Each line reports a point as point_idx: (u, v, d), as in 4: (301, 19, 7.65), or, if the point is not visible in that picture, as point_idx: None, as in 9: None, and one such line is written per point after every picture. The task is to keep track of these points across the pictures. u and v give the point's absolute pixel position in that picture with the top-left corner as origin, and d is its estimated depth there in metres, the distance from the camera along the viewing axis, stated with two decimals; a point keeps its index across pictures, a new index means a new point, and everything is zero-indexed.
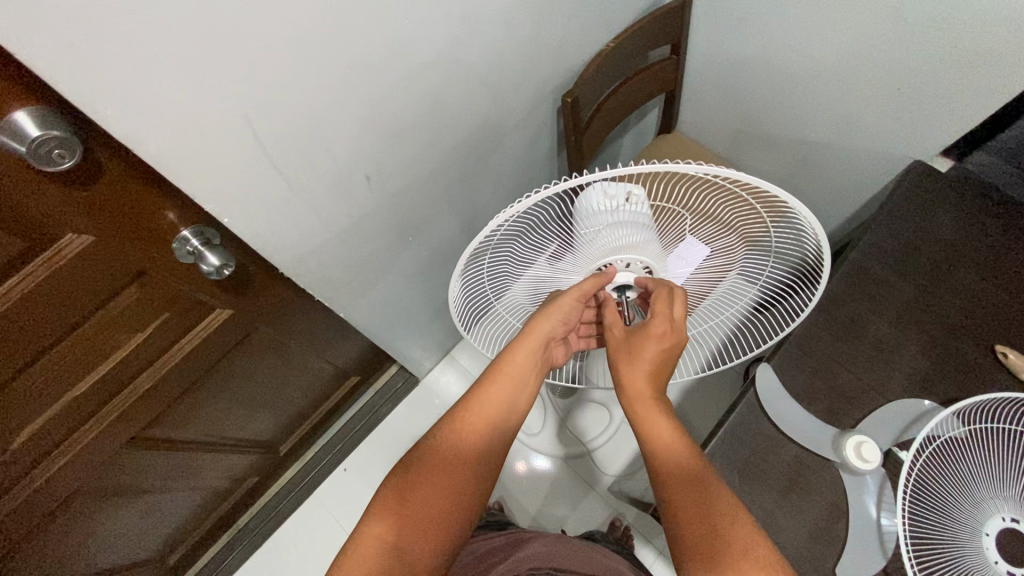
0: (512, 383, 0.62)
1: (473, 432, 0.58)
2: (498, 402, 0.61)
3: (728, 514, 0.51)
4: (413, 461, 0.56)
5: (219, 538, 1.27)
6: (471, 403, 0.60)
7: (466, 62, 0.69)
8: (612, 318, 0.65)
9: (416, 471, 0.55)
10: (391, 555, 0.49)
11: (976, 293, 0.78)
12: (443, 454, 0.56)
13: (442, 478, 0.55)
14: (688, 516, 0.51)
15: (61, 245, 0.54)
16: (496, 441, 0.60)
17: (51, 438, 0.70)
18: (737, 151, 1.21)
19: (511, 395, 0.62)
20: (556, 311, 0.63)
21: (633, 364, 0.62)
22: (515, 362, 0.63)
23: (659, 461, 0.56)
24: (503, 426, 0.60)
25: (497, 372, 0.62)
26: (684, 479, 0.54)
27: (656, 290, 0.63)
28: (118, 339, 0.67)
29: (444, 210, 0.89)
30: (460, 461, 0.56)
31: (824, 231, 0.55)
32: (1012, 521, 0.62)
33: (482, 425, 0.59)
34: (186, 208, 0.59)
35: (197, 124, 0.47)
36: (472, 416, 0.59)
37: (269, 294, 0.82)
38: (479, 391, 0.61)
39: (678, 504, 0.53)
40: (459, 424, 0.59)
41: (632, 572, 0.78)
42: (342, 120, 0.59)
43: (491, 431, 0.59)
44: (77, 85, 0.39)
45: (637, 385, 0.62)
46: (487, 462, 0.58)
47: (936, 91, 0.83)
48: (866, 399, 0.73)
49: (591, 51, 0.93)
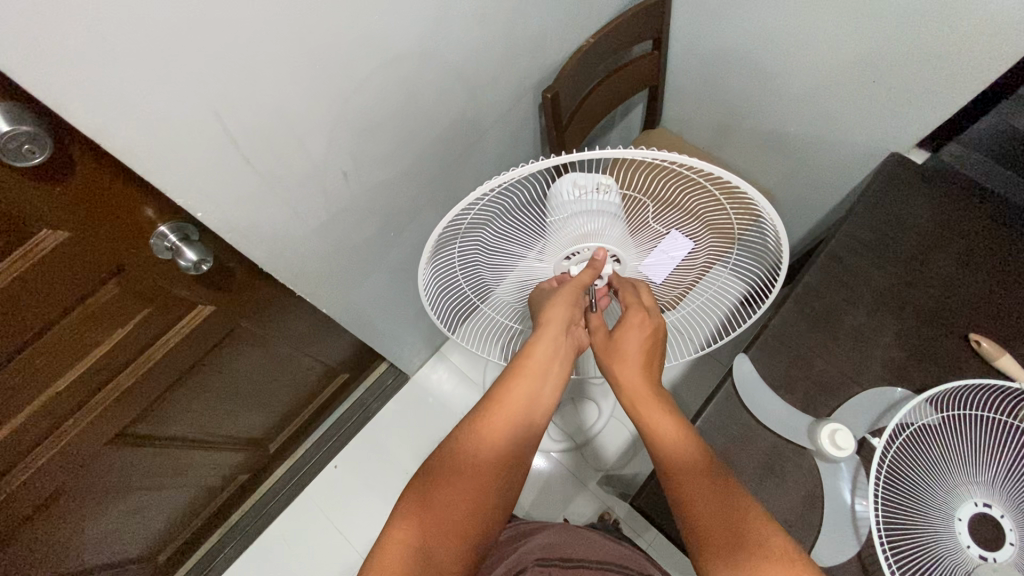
0: (533, 377, 0.61)
1: (497, 432, 0.57)
2: (520, 399, 0.59)
3: (743, 512, 0.53)
4: (437, 464, 0.56)
5: (209, 538, 1.27)
6: (492, 402, 0.59)
7: (442, 56, 0.69)
8: (596, 322, 0.67)
9: (440, 474, 0.55)
10: (414, 557, 0.50)
11: (950, 283, 0.79)
12: (467, 456, 0.56)
13: (468, 480, 0.55)
14: (706, 519, 0.53)
15: (36, 241, 0.54)
16: (521, 437, 0.58)
17: (36, 432, 0.70)
18: (719, 147, 1.21)
19: (534, 390, 0.60)
20: (560, 303, 0.64)
21: (625, 361, 0.63)
22: (535, 357, 0.63)
23: (672, 461, 0.57)
24: (527, 425, 0.59)
25: (517, 370, 0.61)
26: (699, 475, 0.55)
27: (620, 286, 0.68)
28: (98, 334, 0.67)
29: (426, 206, 0.90)
30: (485, 463, 0.56)
31: (781, 223, 0.55)
32: (984, 506, 0.63)
33: (507, 423, 0.58)
34: (164, 203, 0.60)
35: (164, 117, 0.47)
36: (496, 415, 0.58)
37: (251, 290, 0.82)
38: (500, 389, 0.60)
39: (697, 507, 0.54)
40: (483, 424, 0.58)
41: (643, 556, 0.79)
42: (316, 114, 0.60)
43: (514, 429, 0.58)
44: (47, 78, 0.40)
45: (636, 381, 0.63)
46: (512, 459, 0.57)
47: (910, 81, 0.84)
48: (841, 387, 0.74)
49: (572, 47, 0.94)
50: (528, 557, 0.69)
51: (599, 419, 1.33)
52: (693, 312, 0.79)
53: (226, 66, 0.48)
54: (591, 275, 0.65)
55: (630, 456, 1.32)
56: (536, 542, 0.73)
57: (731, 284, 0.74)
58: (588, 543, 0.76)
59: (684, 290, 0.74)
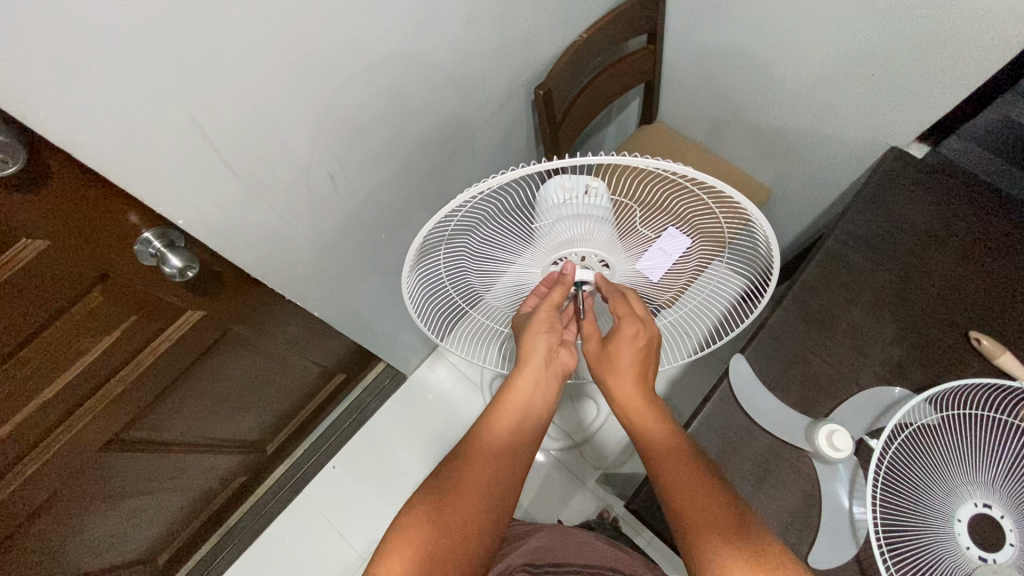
0: (518, 408, 0.62)
1: (483, 464, 0.57)
2: (504, 430, 0.60)
3: (746, 530, 0.51)
4: (429, 494, 0.56)
5: (209, 539, 1.27)
6: (478, 434, 0.60)
7: (429, 55, 0.68)
8: (590, 330, 0.66)
9: (430, 505, 0.54)
10: None
11: (949, 280, 0.78)
12: (455, 488, 0.56)
13: (456, 513, 0.54)
14: (707, 539, 0.51)
15: (16, 250, 0.53)
16: (508, 469, 0.58)
17: (25, 441, 0.70)
18: (716, 142, 1.20)
19: (517, 421, 0.61)
20: (535, 330, 0.65)
21: (616, 373, 0.63)
22: (519, 387, 0.63)
23: (667, 479, 0.56)
24: (511, 454, 0.59)
25: (500, 405, 0.62)
26: (698, 494, 0.54)
27: (611, 294, 0.64)
28: (85, 342, 0.67)
29: (418, 206, 0.88)
30: (472, 492, 0.56)
31: (773, 231, 0.54)
32: (984, 507, 0.62)
33: (492, 454, 0.58)
34: (147, 210, 0.59)
35: (136, 125, 0.46)
36: (480, 447, 0.59)
37: (242, 295, 0.81)
38: (486, 421, 0.61)
39: (695, 528, 0.52)
40: (469, 456, 0.58)
41: (636, 558, 0.79)
42: (298, 117, 0.58)
43: (501, 460, 0.58)
44: (14, 89, 0.38)
45: (627, 393, 0.62)
46: (500, 488, 0.57)
47: (910, 74, 0.83)
48: (839, 387, 0.73)
49: (565, 43, 0.92)
50: (519, 560, 0.69)
51: (599, 417, 1.29)
52: (688, 313, 0.78)
53: (202, 72, 0.47)
54: (561, 292, 0.64)
55: (629, 454, 1.30)
56: (529, 545, 0.73)
57: (731, 284, 0.72)
58: (582, 547, 0.76)
59: (678, 291, 0.72)
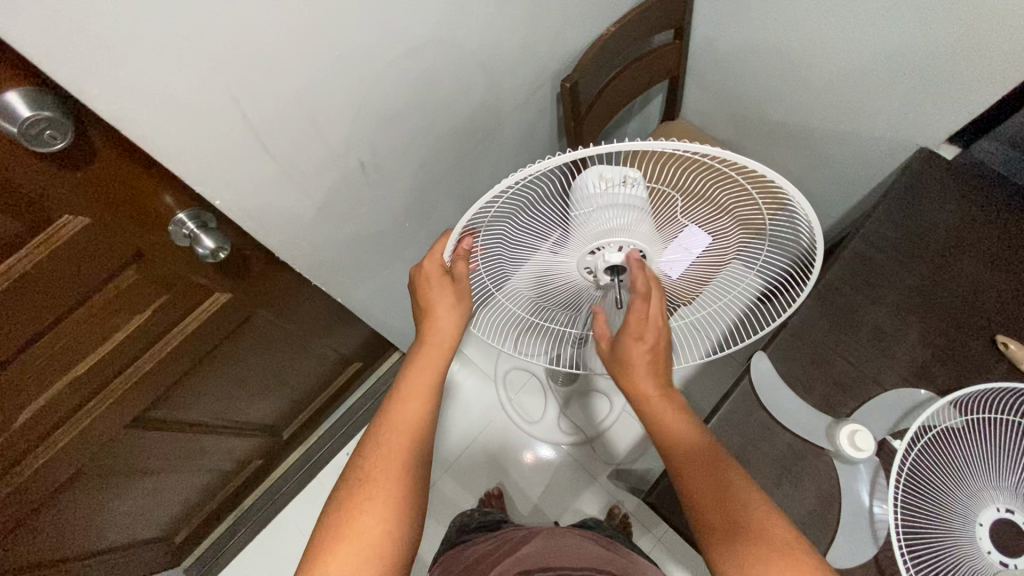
0: (422, 391, 0.62)
1: (394, 452, 0.57)
2: (412, 413, 0.60)
3: (763, 527, 0.52)
4: (346, 480, 0.56)
5: (226, 519, 1.31)
6: (388, 420, 0.59)
7: (463, 43, 0.68)
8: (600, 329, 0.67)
9: (346, 495, 0.55)
10: None
11: (977, 283, 0.77)
12: (369, 472, 0.56)
13: (368, 503, 0.54)
14: (722, 545, 0.53)
15: (57, 227, 0.54)
16: (420, 450, 0.59)
17: (57, 414, 0.71)
18: (741, 138, 1.19)
19: (425, 404, 0.61)
20: (439, 299, 0.65)
21: (631, 372, 0.63)
22: (424, 371, 0.63)
23: (687, 479, 0.57)
24: (422, 435, 0.60)
25: (406, 389, 0.62)
26: (718, 498, 0.54)
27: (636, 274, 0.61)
28: (118, 319, 0.68)
29: (443, 196, 0.89)
30: (383, 477, 0.55)
31: (819, 224, 0.55)
32: (1006, 512, 0.62)
33: (416, 424, 0.60)
34: (184, 192, 0.60)
35: (178, 106, 0.47)
36: (396, 418, 0.60)
37: (268, 280, 0.83)
38: (393, 407, 0.60)
39: (715, 537, 0.54)
40: (386, 438, 0.58)
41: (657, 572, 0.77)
42: (332, 104, 0.59)
43: (416, 441, 0.59)
44: (69, 65, 0.40)
45: (641, 390, 0.63)
46: (417, 474, 0.58)
47: (942, 75, 0.82)
48: (863, 387, 0.73)
49: (592, 35, 0.92)
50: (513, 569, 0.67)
51: (610, 414, 1.31)
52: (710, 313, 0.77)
53: (247, 54, 0.48)
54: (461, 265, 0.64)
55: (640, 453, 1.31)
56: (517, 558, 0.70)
57: (761, 283, 0.71)
58: (572, 547, 0.73)
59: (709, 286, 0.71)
